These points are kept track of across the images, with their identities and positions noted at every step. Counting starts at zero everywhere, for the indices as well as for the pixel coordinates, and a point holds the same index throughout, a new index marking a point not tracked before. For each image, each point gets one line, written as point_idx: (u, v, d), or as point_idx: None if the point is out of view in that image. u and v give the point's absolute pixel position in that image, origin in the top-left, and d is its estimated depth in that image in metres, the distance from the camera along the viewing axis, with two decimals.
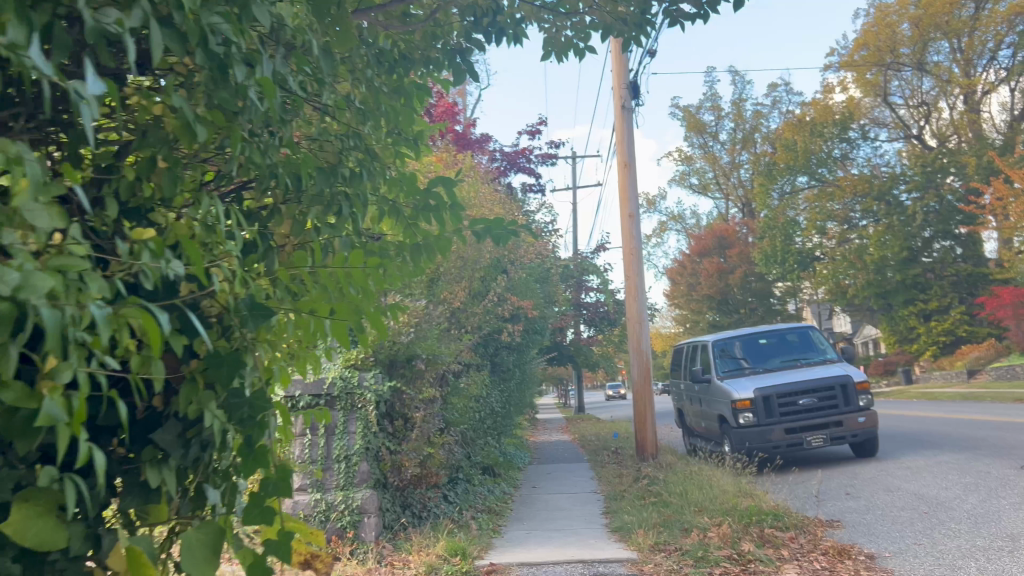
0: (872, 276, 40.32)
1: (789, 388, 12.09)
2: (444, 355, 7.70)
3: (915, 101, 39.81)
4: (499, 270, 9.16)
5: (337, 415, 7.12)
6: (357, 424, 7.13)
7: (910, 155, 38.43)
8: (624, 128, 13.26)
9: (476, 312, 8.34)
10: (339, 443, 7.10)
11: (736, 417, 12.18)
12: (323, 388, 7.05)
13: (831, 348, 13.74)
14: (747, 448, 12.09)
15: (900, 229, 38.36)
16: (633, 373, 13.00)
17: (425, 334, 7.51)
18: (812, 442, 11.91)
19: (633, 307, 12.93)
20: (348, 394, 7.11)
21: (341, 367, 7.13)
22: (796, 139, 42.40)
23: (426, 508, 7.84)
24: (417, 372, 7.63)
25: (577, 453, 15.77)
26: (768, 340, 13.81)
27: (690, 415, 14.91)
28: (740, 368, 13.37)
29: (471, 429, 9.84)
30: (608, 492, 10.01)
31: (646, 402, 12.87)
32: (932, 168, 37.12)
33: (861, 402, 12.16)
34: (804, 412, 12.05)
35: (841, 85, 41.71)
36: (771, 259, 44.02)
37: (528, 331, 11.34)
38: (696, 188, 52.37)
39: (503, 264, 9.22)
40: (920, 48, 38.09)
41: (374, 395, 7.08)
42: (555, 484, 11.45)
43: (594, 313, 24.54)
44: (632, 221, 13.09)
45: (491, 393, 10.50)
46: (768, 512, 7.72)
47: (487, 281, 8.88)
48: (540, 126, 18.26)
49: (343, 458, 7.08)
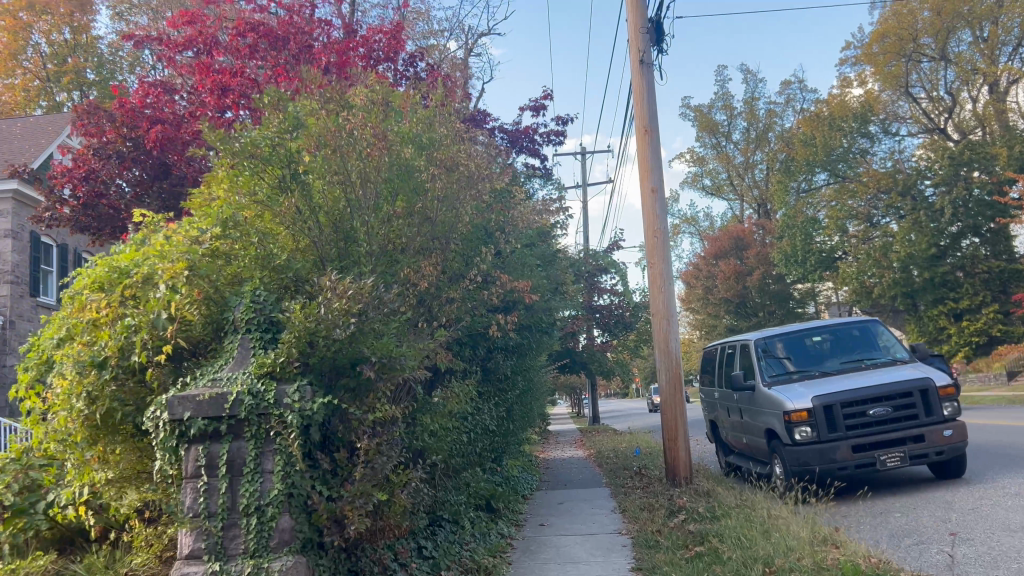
0: (898, 275, 36.36)
1: (858, 395, 9.77)
2: (407, 356, 5.37)
3: (938, 93, 37.07)
4: (485, 242, 6.84)
5: (245, 447, 4.87)
6: (274, 459, 4.84)
7: (931, 148, 35.69)
8: (644, 86, 11.01)
9: (457, 294, 6.05)
10: (248, 487, 4.82)
11: (792, 432, 9.92)
12: (225, 408, 4.82)
13: (898, 346, 11.36)
14: (806, 469, 9.79)
15: (927, 224, 34.99)
16: (660, 380, 10.65)
17: (371, 325, 5.21)
18: (886, 462, 9.59)
19: (660, 302, 10.66)
20: (260, 416, 4.87)
21: (252, 378, 4.91)
22: (815, 134, 39.72)
23: (385, 573, 5.58)
24: (366, 384, 5.27)
25: (596, 475, 13.40)
26: (822, 338, 11.48)
27: (727, 429, 12.63)
28: (788, 372, 11.04)
29: (456, 456, 7.56)
30: (636, 536, 7.74)
31: (677, 416, 10.52)
32: (961, 160, 33.96)
33: (946, 411, 9.82)
34: (875, 424, 9.72)
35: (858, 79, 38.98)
36: (791, 260, 40.76)
37: (540, 326, 9.02)
38: (708, 189, 50.04)
39: (489, 233, 6.87)
40: (941, 37, 35.73)
41: (298, 415, 4.80)
42: (567, 520, 9.17)
43: (608, 316, 22.33)
44: (656, 198, 10.80)
45: (482, 407, 8.22)
46: (872, 572, 5.42)
47: (469, 256, 6.55)
48: (545, 100, 15.86)
49: (252, 512, 4.80)
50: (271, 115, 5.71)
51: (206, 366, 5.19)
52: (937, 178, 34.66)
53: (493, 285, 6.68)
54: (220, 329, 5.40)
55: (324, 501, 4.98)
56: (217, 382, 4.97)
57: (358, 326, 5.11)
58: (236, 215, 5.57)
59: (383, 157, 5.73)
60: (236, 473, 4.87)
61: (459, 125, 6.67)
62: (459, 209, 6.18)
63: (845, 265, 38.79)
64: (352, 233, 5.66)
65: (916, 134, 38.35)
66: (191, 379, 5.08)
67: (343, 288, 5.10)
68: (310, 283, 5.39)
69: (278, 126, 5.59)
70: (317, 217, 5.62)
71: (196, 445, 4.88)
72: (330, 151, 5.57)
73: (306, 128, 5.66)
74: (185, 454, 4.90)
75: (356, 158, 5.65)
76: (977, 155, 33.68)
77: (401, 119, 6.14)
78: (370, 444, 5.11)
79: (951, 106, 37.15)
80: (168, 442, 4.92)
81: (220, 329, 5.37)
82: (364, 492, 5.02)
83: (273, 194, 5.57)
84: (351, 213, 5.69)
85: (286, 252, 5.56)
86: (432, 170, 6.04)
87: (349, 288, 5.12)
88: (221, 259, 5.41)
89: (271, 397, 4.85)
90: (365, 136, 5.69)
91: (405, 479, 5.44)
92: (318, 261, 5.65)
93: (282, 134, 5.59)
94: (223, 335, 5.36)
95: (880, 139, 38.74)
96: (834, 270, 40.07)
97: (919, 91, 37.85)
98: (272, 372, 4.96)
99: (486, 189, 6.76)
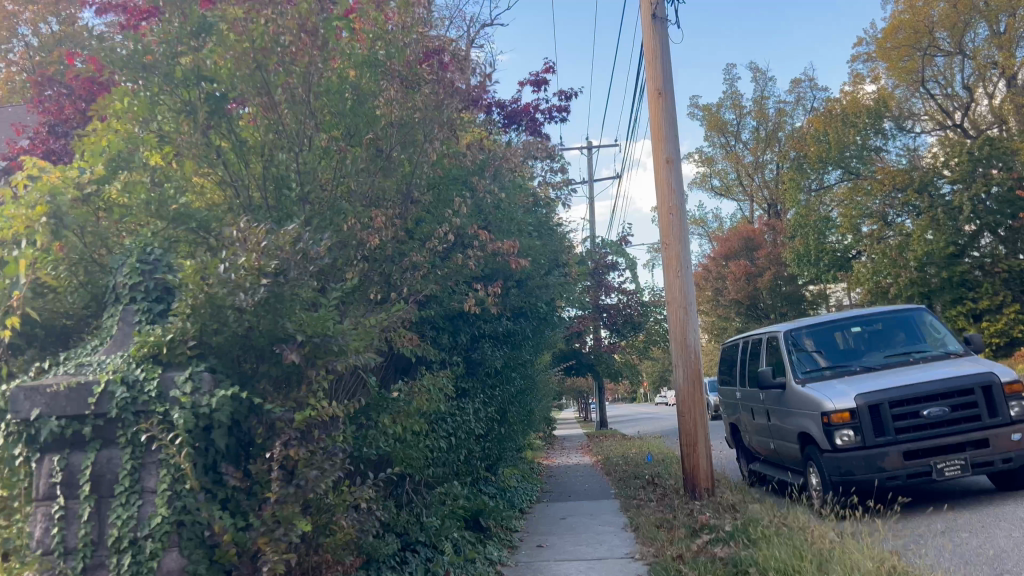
0: (914, 274, 29.03)
1: (910, 393, 8.35)
2: (351, 335, 3.97)
3: (953, 88, 30.27)
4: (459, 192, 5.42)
5: (117, 457, 3.52)
6: (158, 475, 3.49)
7: (946, 145, 28.79)
8: (657, 44, 9.63)
9: (421, 259, 4.67)
10: (121, 512, 3.47)
11: (831, 436, 8.52)
12: (88, 404, 3.49)
13: (948, 337, 9.92)
14: (848, 480, 8.40)
15: (945, 221, 27.81)
16: (677, 378, 9.26)
17: (295, 292, 3.81)
18: (943, 472, 8.19)
19: (676, 287, 9.28)
20: (138, 415, 3.53)
21: (129, 363, 3.59)
22: (827, 130, 33.44)
23: None
24: (295, 371, 3.90)
25: (603, 484, 12.06)
26: (863, 328, 10.03)
27: (751, 433, 11.22)
28: (824, 368, 9.63)
29: (433, 466, 6.19)
30: (654, 563, 6.44)
31: (696, 418, 9.15)
32: (978, 156, 27.01)
33: (1012, 411, 8.39)
34: (930, 426, 8.32)
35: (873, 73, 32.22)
36: (803, 260, 35.53)
37: (536, 312, 7.71)
38: (718, 190, 48.13)
39: (463, 182, 5.43)
40: (957, 32, 28.78)
41: (187, 415, 3.46)
42: (570, 540, 7.79)
43: (616, 315, 20.86)
44: (672, 169, 9.40)
45: (464, 407, 6.82)
46: None
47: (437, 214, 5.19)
48: (546, 74, 14.09)
49: (125, 548, 3.45)
50: (170, 16, 4.42)
51: (76, 350, 3.86)
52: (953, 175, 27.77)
53: (467, 246, 5.29)
54: (99, 299, 4.06)
55: (230, 532, 3.59)
56: (82, 369, 3.64)
57: (276, 291, 3.69)
58: (134, 151, 4.23)
59: (322, 66, 4.54)
60: (106, 493, 3.52)
61: (429, 34, 5.29)
62: (423, 141, 4.86)
63: (859, 264, 31.65)
64: (279, 165, 4.34)
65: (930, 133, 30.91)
66: (49, 366, 3.75)
67: (256, 239, 3.70)
68: (216, 232, 4.03)
69: (178, 28, 4.34)
70: (235, 151, 4.36)
71: (53, 454, 3.55)
72: (239, 51, 4.32)
73: (217, 35, 4.38)
74: (37, 468, 3.56)
75: (280, 69, 4.42)
76: (997, 150, 26.75)
77: (351, 18, 4.74)
78: (299, 454, 3.74)
79: (966, 103, 30.19)
80: (15, 450, 3.57)
81: (99, 296, 4.06)
82: (287, 520, 3.66)
83: (176, 123, 4.30)
84: (274, 145, 4.41)
85: (194, 201, 4.26)
86: (391, 73, 4.81)
87: (264, 240, 3.73)
88: (113, 210, 4.12)
89: (154, 388, 3.51)
90: (291, 35, 4.39)
91: (350, 499, 4.07)
92: (235, 209, 4.36)
93: (187, 38, 4.35)
94: (103, 305, 4.05)
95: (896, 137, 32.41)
96: (849, 272, 34.23)
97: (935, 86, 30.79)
98: (160, 353, 3.64)
99: (457, 122, 5.33)
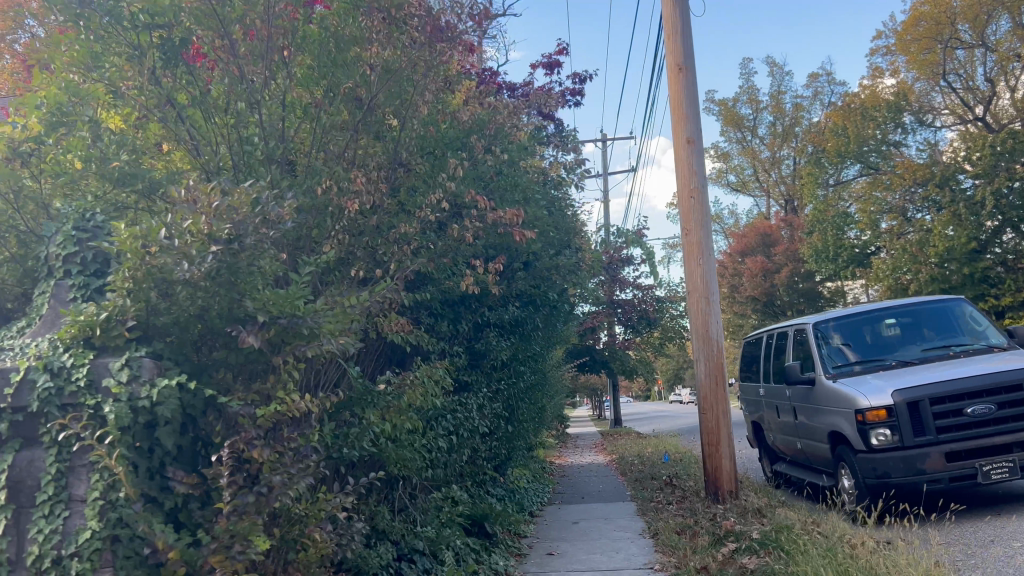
0: (935, 270, 27.01)
1: (953, 389, 7.66)
2: (325, 315, 3.37)
3: (974, 81, 28.54)
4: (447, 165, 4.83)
5: (40, 459, 2.94)
6: (88, 481, 2.91)
7: (967, 138, 26.88)
8: (677, 14, 8.95)
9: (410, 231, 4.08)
10: (43, 525, 2.89)
11: (866, 436, 7.86)
12: (7, 395, 2.93)
13: (990, 330, 9.19)
14: (884, 483, 7.75)
15: (966, 216, 25.92)
16: (699, 373, 8.62)
17: (257, 263, 3.22)
18: (989, 475, 7.52)
19: (697, 276, 8.64)
20: (65, 408, 2.95)
21: (57, 347, 3.02)
22: (846, 124, 31.98)
23: None
24: (258, 358, 3.30)
25: (617, 485, 11.43)
26: (899, 320, 9.32)
27: (775, 431, 10.56)
28: (856, 362, 8.95)
29: (429, 468, 5.57)
30: None
31: (719, 417, 8.52)
32: (1001, 150, 24.94)
33: None
34: (974, 425, 7.64)
35: (892, 68, 30.79)
36: (820, 256, 34.35)
37: (546, 300, 7.15)
38: (734, 186, 47.21)
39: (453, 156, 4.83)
40: (979, 23, 27.52)
41: (120, 408, 2.87)
42: (583, 547, 7.15)
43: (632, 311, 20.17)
44: (693, 149, 8.75)
45: (466, 402, 6.21)
46: None
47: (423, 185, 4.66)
48: (561, 56, 13.43)
49: (48, 568, 2.87)
50: None
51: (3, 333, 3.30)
52: (973, 171, 25.78)
53: (463, 219, 4.77)
54: (34, 274, 3.49)
55: (176, 548, 2.99)
56: (1, 355, 3.07)
57: (227, 261, 3.08)
58: (80, 106, 3.68)
59: None
60: (26, 502, 2.95)
61: None
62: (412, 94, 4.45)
63: (877, 261, 29.92)
64: (240, 118, 3.91)
65: (950, 127, 29.31)
66: None
67: (207, 199, 3.13)
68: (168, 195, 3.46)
69: None
70: (197, 106, 3.96)
71: None
72: None
73: None
74: None
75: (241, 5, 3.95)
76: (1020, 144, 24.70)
77: None
78: (262, 456, 3.16)
79: (988, 96, 28.32)
80: None
81: (34, 268, 3.50)
82: (244, 535, 3.05)
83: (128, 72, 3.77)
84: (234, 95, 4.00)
85: (145, 163, 3.68)
86: (372, 9, 4.35)
87: (218, 200, 3.15)
88: (48, 171, 3.55)
89: (83, 377, 2.93)
90: None
91: (324, 508, 3.46)
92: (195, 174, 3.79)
93: None
94: (38, 282, 3.49)
95: (915, 131, 29.89)
96: (868, 269, 32.56)
97: (954, 79, 28.94)
98: (92, 336, 3.05)
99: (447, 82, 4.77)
